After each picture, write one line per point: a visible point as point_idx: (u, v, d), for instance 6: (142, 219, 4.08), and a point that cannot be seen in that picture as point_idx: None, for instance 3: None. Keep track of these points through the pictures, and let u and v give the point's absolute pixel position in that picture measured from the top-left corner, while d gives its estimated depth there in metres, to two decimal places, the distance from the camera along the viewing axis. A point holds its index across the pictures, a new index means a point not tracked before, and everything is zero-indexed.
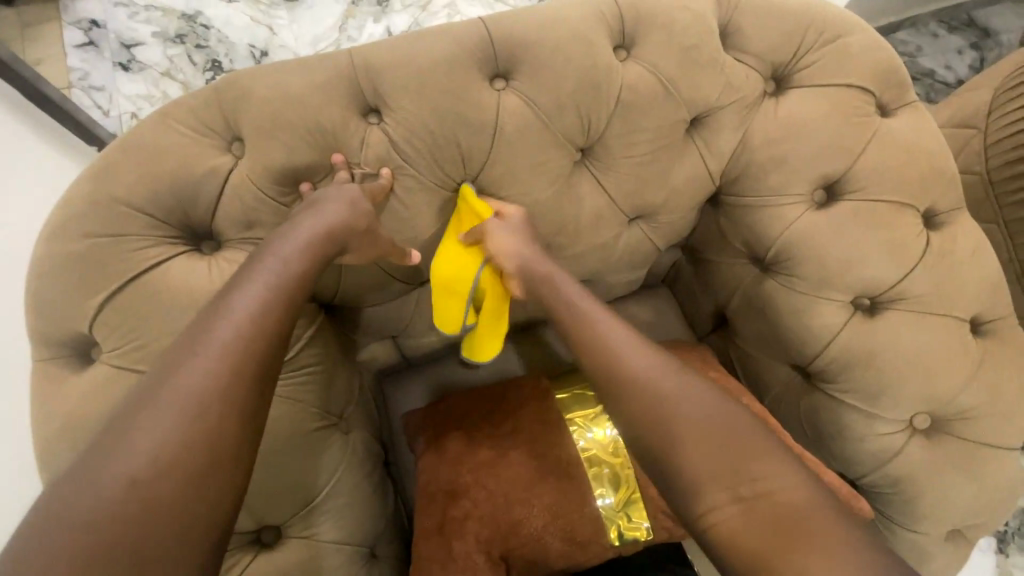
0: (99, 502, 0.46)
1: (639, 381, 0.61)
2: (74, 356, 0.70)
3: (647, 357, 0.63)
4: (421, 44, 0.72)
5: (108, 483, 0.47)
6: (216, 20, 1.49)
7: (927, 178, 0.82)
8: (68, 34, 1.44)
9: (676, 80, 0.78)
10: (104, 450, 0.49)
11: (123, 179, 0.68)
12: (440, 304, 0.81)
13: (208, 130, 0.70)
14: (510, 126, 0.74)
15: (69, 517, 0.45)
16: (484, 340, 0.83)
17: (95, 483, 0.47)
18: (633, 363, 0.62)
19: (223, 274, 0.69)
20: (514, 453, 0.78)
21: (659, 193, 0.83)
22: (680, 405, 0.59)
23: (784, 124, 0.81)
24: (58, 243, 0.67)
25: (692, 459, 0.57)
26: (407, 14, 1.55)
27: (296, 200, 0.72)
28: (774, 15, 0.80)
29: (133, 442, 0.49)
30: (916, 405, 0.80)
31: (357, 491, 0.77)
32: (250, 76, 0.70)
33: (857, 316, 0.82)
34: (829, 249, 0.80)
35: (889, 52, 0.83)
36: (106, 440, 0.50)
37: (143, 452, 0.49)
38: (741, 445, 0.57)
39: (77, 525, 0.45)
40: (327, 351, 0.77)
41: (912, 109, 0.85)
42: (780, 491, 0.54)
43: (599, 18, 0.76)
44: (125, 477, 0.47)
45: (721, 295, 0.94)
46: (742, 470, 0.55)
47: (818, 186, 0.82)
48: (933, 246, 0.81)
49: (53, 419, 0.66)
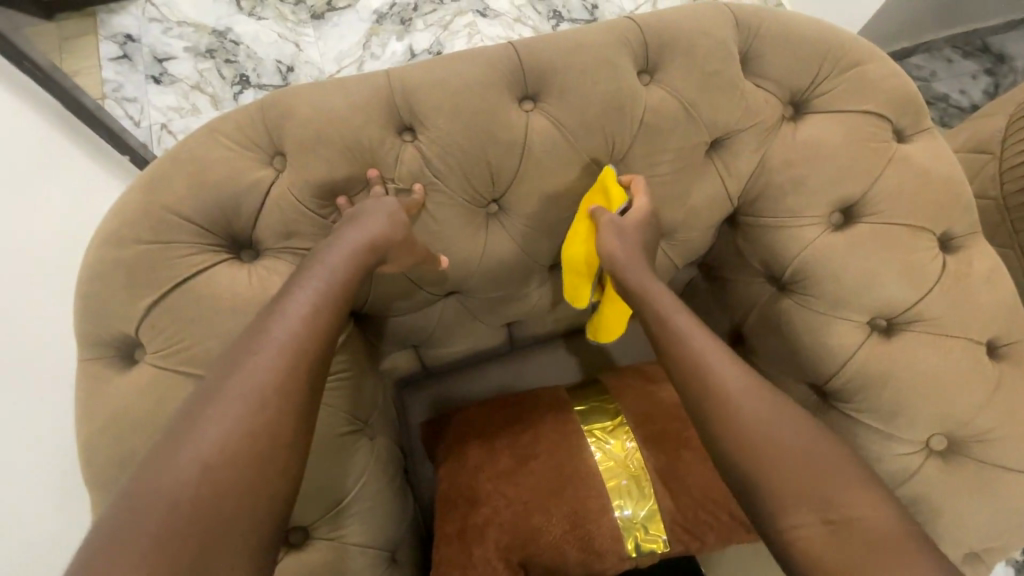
0: (163, 491, 0.50)
1: (696, 376, 0.65)
2: (116, 357, 0.73)
3: (711, 350, 0.66)
4: (455, 68, 0.76)
5: (168, 477, 0.51)
6: (244, 36, 1.59)
7: (943, 202, 0.83)
8: (105, 48, 1.55)
9: (698, 104, 0.80)
10: (165, 445, 0.53)
11: (173, 190, 0.72)
12: (571, 279, 0.86)
13: (252, 146, 0.74)
14: (539, 145, 0.78)
15: (135, 507, 0.49)
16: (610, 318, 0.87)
17: (158, 475, 0.51)
18: (707, 355, 0.66)
19: (262, 282, 0.72)
20: (533, 462, 0.80)
21: (679, 213, 0.86)
22: (743, 397, 0.62)
23: (803, 147, 0.83)
24: (108, 250, 0.71)
25: (743, 455, 0.59)
26: (429, 33, 1.61)
27: (334, 213, 0.75)
28: (792, 44, 0.83)
29: (192, 437, 0.53)
30: (933, 426, 0.80)
31: (381, 495, 0.79)
32: (294, 96, 0.74)
33: (874, 336, 0.83)
34: (846, 271, 0.82)
35: (906, 80, 0.86)
36: (166, 437, 0.54)
37: (200, 448, 0.53)
38: (818, 471, 0.58)
39: (142, 514, 0.49)
40: (353, 359, 0.79)
41: (928, 135, 0.87)
42: (864, 515, 0.55)
43: (625, 44, 0.80)
44: (184, 471, 0.51)
45: (738, 312, 0.96)
46: (823, 489, 0.56)
47: (834, 208, 0.84)
48: (948, 269, 0.82)
49: (99, 418, 0.69)
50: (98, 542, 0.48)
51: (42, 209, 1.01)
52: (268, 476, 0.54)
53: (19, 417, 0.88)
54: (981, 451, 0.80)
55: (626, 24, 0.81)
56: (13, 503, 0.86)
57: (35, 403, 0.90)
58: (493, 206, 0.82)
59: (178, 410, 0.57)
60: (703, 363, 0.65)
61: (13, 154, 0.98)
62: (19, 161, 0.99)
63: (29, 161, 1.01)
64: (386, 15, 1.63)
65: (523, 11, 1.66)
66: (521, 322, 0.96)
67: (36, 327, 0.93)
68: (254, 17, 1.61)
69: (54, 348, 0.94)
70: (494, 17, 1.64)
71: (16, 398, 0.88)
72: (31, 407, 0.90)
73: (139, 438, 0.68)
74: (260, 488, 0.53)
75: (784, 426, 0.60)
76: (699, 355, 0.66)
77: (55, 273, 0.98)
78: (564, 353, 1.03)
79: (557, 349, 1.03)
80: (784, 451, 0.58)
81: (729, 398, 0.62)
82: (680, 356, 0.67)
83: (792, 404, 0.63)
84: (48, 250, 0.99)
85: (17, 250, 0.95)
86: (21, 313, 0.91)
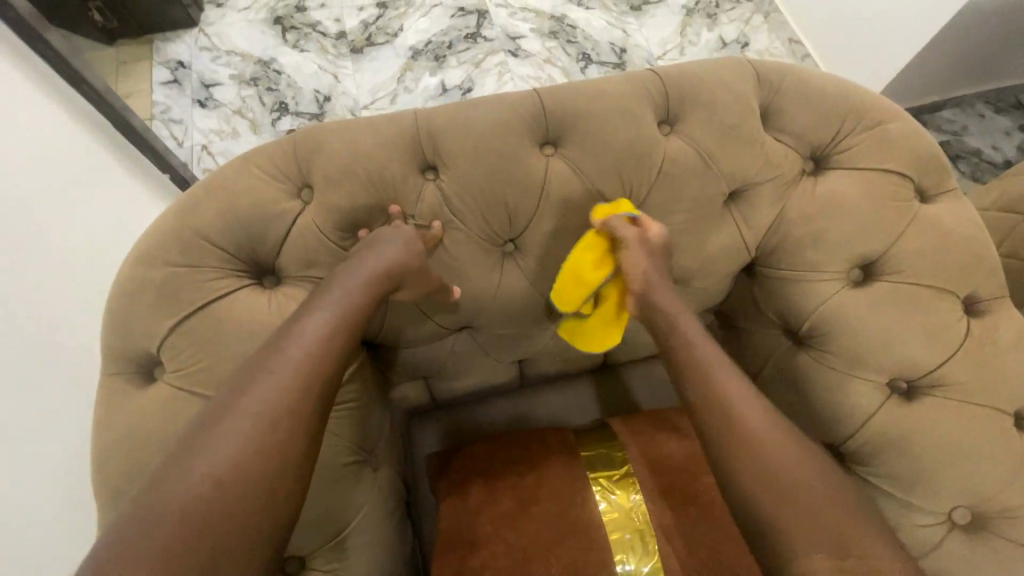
0: (173, 510, 0.51)
1: (731, 422, 0.64)
2: (139, 373, 0.75)
3: (750, 395, 0.66)
4: (480, 111, 0.80)
5: (173, 498, 0.52)
6: (287, 66, 1.67)
7: (968, 264, 0.82)
8: (158, 73, 1.66)
9: (717, 154, 0.82)
10: (174, 463, 0.54)
11: (206, 215, 0.75)
12: (565, 285, 0.81)
13: (284, 177, 0.77)
14: (558, 188, 0.79)
15: (139, 525, 0.50)
16: (595, 336, 0.85)
17: (168, 494, 0.52)
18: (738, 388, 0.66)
19: (280, 307, 0.75)
20: (534, 508, 0.79)
21: (695, 261, 0.85)
22: (777, 446, 0.62)
23: (822, 201, 0.83)
24: (140, 270, 0.74)
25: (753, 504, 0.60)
26: (462, 70, 1.68)
27: (353, 243, 0.77)
28: (814, 100, 0.85)
29: (202, 458, 0.54)
30: (956, 498, 0.77)
31: (381, 530, 0.79)
32: (327, 132, 0.78)
33: (894, 398, 0.80)
34: (864, 328, 0.80)
35: (929, 140, 0.86)
36: (178, 455, 0.55)
37: (207, 470, 0.53)
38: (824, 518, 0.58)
39: (146, 533, 0.50)
40: (361, 390, 0.80)
41: (951, 195, 0.86)
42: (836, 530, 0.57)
43: (647, 95, 0.82)
44: (193, 488, 0.52)
45: (753, 364, 0.94)
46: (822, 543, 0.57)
47: (854, 264, 0.83)
48: (972, 334, 0.80)
49: (115, 432, 0.71)
50: (103, 559, 0.48)
51: (73, 217, 1.01)
52: (269, 504, 0.54)
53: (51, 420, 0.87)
54: (1008, 529, 0.75)
55: (649, 76, 0.84)
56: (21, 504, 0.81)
57: (60, 418, 0.88)
58: (509, 245, 0.83)
59: (189, 428, 0.58)
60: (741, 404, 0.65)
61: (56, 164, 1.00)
62: (43, 163, 0.96)
63: (56, 167, 0.99)
64: (421, 52, 1.70)
65: (554, 52, 1.72)
66: (532, 360, 0.96)
67: (33, 329, 0.87)
68: (297, 49, 1.70)
69: (76, 354, 0.94)
70: (525, 57, 1.70)
71: (36, 395, 0.85)
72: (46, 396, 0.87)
73: (150, 455, 0.69)
74: (264, 509, 0.54)
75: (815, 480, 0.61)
76: (700, 395, 0.67)
77: (83, 272, 1.00)
78: (573, 394, 1.02)
79: (565, 389, 1.02)
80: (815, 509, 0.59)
81: (756, 440, 0.63)
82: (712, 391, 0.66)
83: (804, 465, 0.61)
84: (75, 250, 1.00)
85: (69, 251, 0.98)
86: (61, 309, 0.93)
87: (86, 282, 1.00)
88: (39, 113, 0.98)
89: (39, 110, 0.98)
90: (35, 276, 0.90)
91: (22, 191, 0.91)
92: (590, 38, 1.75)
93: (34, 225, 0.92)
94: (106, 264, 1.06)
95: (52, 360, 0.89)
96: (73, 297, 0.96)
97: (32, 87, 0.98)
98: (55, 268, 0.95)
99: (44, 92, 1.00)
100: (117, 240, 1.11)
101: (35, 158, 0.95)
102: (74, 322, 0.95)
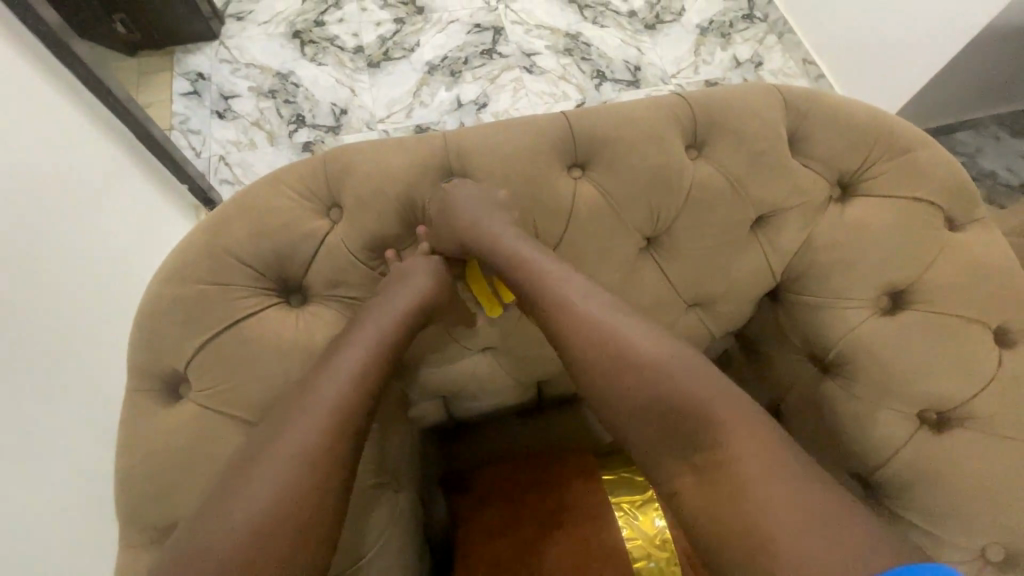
0: None
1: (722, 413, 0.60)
2: (165, 392, 0.75)
3: (624, 338, 0.66)
4: (508, 134, 0.80)
5: None
6: (305, 79, 1.69)
7: (998, 293, 0.80)
8: (178, 84, 1.68)
9: (745, 180, 0.81)
10: None
11: (235, 234, 0.75)
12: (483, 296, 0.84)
13: (312, 196, 0.78)
14: (584, 211, 0.80)
15: None
16: None
17: None
18: (611, 335, 0.66)
19: (307, 327, 0.75)
20: (556, 533, 0.78)
21: (720, 286, 0.85)
22: (694, 399, 0.61)
23: (850, 229, 0.82)
24: (168, 287, 0.74)
25: (668, 451, 0.61)
26: (477, 85, 1.69)
27: (382, 265, 0.78)
28: (841, 126, 0.85)
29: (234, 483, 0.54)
30: (988, 535, 0.75)
31: (402, 554, 0.78)
32: (356, 152, 0.78)
33: (924, 430, 0.79)
34: (893, 359, 0.79)
35: (957, 169, 0.85)
36: None
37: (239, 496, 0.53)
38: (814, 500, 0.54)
39: None
40: (383, 415, 0.80)
41: (979, 224, 0.85)
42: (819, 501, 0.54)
43: (674, 119, 0.82)
44: None
45: (777, 390, 0.93)
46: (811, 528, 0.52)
47: (883, 293, 0.82)
48: (1005, 366, 0.78)
49: (141, 451, 0.70)
50: None
51: (94, 224, 1.02)
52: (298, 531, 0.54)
53: (82, 434, 0.87)
54: None
55: (676, 101, 0.84)
56: (56, 521, 0.78)
57: (89, 433, 0.88)
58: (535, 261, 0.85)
59: (235, 458, 0.61)
60: (635, 355, 0.64)
61: (81, 172, 1.01)
62: (68, 173, 0.97)
63: (80, 176, 1.00)
64: (437, 67, 1.72)
65: (569, 69, 1.73)
66: (551, 383, 0.94)
67: (53, 339, 0.85)
68: (315, 63, 1.72)
69: (88, 367, 0.92)
70: (540, 73, 1.71)
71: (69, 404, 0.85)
72: (64, 408, 0.84)
73: (177, 474, 0.69)
74: (302, 540, 0.56)
75: (715, 395, 0.61)
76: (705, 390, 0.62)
77: (102, 278, 1.01)
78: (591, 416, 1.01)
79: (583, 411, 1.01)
80: (709, 425, 0.59)
81: (649, 387, 0.63)
82: (588, 353, 0.66)
83: None
84: (87, 259, 0.98)
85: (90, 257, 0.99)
86: (89, 322, 0.94)
87: (105, 291, 1.01)
88: (66, 123, 0.99)
89: (70, 126, 1.00)
90: (53, 284, 0.88)
91: (48, 200, 0.91)
92: (604, 55, 1.76)
93: (53, 235, 0.90)
94: (122, 273, 1.07)
95: (79, 372, 0.89)
96: (83, 309, 0.94)
97: (62, 102, 0.98)
98: (74, 278, 0.94)
99: (72, 103, 1.01)
100: (133, 246, 1.12)
101: (62, 168, 0.95)
102: (85, 335, 0.93)
